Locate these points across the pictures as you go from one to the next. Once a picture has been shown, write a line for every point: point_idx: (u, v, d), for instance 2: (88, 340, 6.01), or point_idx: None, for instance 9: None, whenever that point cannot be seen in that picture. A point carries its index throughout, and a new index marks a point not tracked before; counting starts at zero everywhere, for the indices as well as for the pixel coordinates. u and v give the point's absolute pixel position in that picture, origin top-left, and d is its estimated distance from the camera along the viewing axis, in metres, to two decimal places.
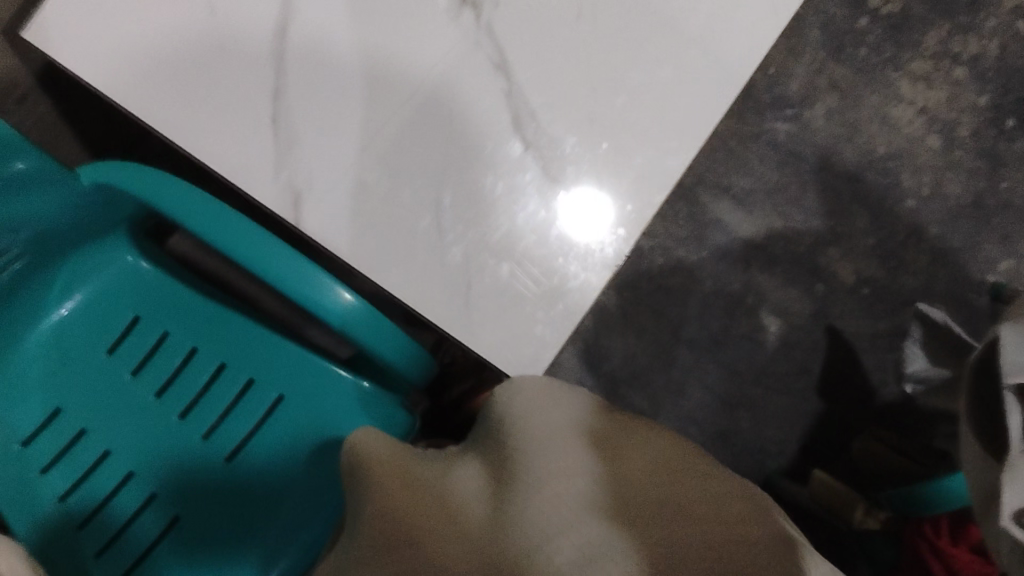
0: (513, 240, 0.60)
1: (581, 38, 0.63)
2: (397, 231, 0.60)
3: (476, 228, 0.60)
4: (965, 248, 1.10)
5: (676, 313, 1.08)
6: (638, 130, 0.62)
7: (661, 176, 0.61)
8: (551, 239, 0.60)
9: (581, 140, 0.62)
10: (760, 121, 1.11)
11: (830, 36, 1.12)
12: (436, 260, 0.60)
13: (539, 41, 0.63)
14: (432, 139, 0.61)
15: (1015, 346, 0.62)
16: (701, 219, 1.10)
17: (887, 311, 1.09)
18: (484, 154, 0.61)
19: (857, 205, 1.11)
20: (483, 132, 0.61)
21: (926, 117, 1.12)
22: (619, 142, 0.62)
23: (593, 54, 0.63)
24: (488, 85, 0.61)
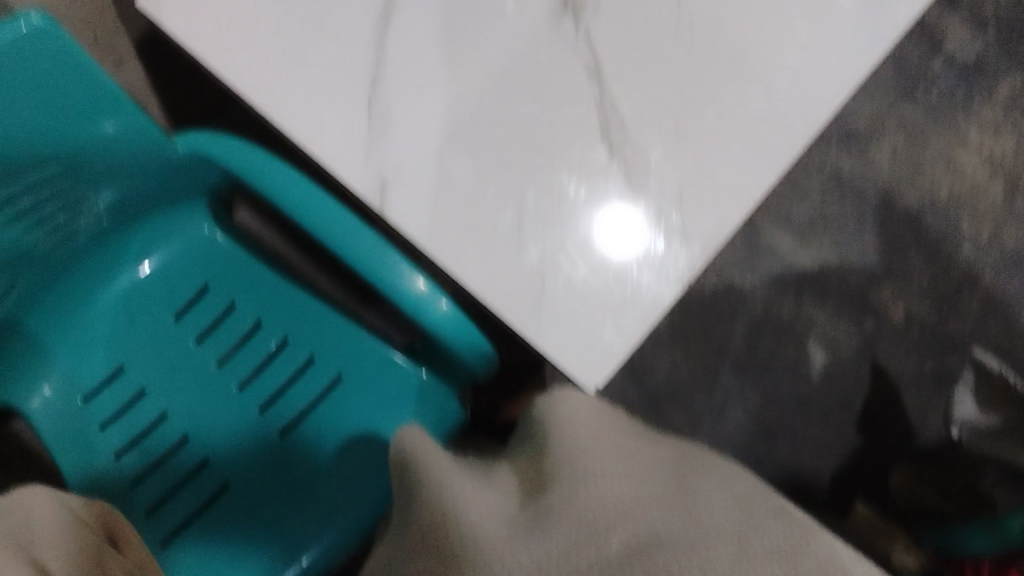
0: (591, 244, 0.61)
1: (677, 54, 0.64)
2: (476, 226, 0.60)
3: (557, 228, 0.61)
4: (1020, 297, 1.10)
5: (723, 334, 1.08)
6: (723, 150, 0.63)
7: (741, 197, 0.62)
8: (630, 247, 0.61)
9: (664, 154, 0.62)
10: (826, 152, 1.12)
11: (902, 75, 1.13)
12: (513, 257, 0.60)
13: (637, 52, 0.64)
14: (520, 136, 0.62)
15: None
16: (758, 246, 1.10)
17: (935, 352, 1.09)
18: (573, 156, 0.62)
19: (914, 245, 1.11)
20: (571, 137, 0.62)
21: (992, 164, 1.13)
22: (703, 160, 0.63)
23: (685, 71, 0.64)
24: (581, 92, 0.63)
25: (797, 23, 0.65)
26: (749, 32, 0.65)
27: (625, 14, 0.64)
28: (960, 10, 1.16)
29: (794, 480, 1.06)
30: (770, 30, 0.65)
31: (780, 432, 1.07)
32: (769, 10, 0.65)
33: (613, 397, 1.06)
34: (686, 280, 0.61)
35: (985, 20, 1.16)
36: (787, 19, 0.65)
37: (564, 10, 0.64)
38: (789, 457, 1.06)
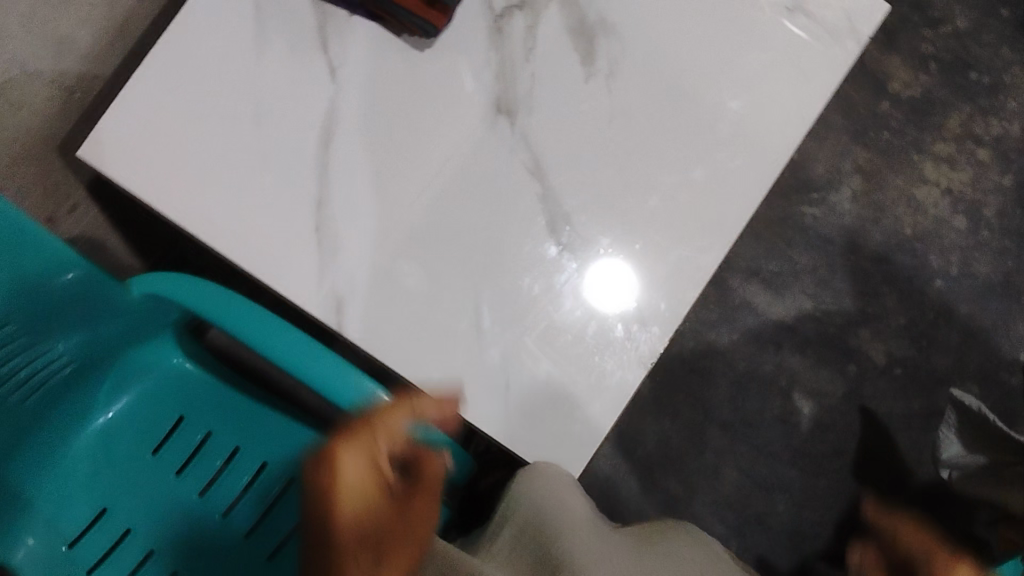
0: (551, 338, 0.61)
1: (611, 141, 0.64)
2: (435, 335, 0.61)
3: (514, 328, 0.61)
4: (999, 328, 1.04)
5: (707, 394, 1.02)
6: (669, 230, 0.63)
7: (692, 274, 0.62)
8: (587, 337, 0.61)
9: (614, 242, 0.63)
10: (786, 201, 1.06)
11: (853, 119, 1.07)
12: (475, 360, 0.61)
13: (574, 143, 0.64)
14: (467, 242, 0.62)
15: None
16: (730, 302, 1.04)
17: (925, 393, 1.02)
18: (522, 255, 0.62)
19: (886, 286, 1.05)
20: (519, 235, 0.63)
21: (951, 198, 1.06)
22: (651, 242, 0.63)
23: (622, 158, 0.64)
24: (524, 191, 0.63)
25: (730, 92, 0.64)
26: (682, 109, 0.64)
27: (558, 106, 0.65)
28: (902, 44, 1.09)
29: (796, 534, 1.00)
30: (702, 103, 0.64)
31: (776, 487, 1.01)
32: (700, 82, 0.64)
33: (605, 470, 1.00)
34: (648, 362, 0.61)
35: (929, 52, 1.09)
36: (720, 89, 0.64)
37: (497, 110, 0.64)
38: (789, 523, 1.00)
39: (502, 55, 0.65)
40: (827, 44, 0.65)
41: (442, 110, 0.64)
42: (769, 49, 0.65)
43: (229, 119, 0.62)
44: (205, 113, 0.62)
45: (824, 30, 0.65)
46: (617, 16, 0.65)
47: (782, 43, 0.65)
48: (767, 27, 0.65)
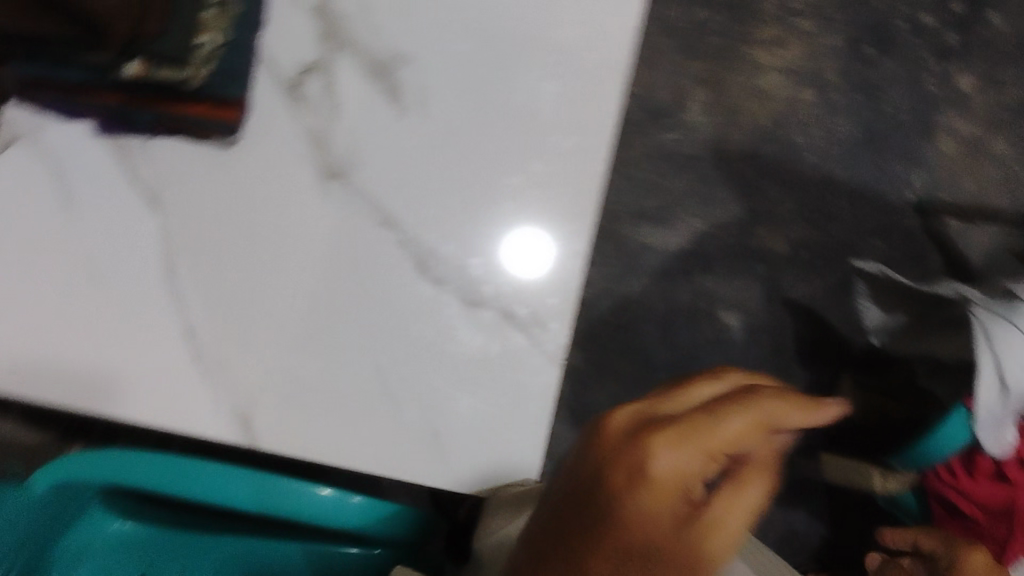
0: (460, 372, 0.62)
1: (446, 164, 0.63)
2: (351, 412, 0.61)
3: (423, 376, 0.61)
4: (880, 180, 1.05)
5: (641, 345, 1.01)
6: (532, 228, 0.63)
7: (569, 260, 0.62)
8: (491, 357, 0.62)
9: (486, 257, 0.62)
10: (644, 137, 1.03)
11: (677, 37, 1.04)
12: (397, 421, 0.61)
13: (410, 178, 0.63)
14: (348, 315, 0.61)
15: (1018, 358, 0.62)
16: (629, 250, 1.02)
17: (836, 266, 1.03)
18: (403, 304, 0.62)
19: (765, 179, 1.04)
20: (394, 287, 0.62)
21: (793, 75, 1.05)
22: (521, 246, 0.62)
23: (461, 176, 0.63)
24: (381, 242, 0.62)
25: (542, 77, 0.64)
26: (504, 109, 0.64)
27: (381, 149, 0.63)
28: None
29: None
30: (519, 95, 0.64)
31: None
32: (511, 77, 0.64)
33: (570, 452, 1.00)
34: (557, 361, 0.62)
35: None
36: (531, 78, 0.64)
37: (326, 175, 0.62)
38: None
39: (311, 121, 0.63)
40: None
41: (274, 192, 0.62)
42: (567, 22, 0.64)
43: (67, 283, 0.60)
44: (43, 285, 0.60)
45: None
46: (406, 43, 0.64)
47: (576, 12, 0.64)
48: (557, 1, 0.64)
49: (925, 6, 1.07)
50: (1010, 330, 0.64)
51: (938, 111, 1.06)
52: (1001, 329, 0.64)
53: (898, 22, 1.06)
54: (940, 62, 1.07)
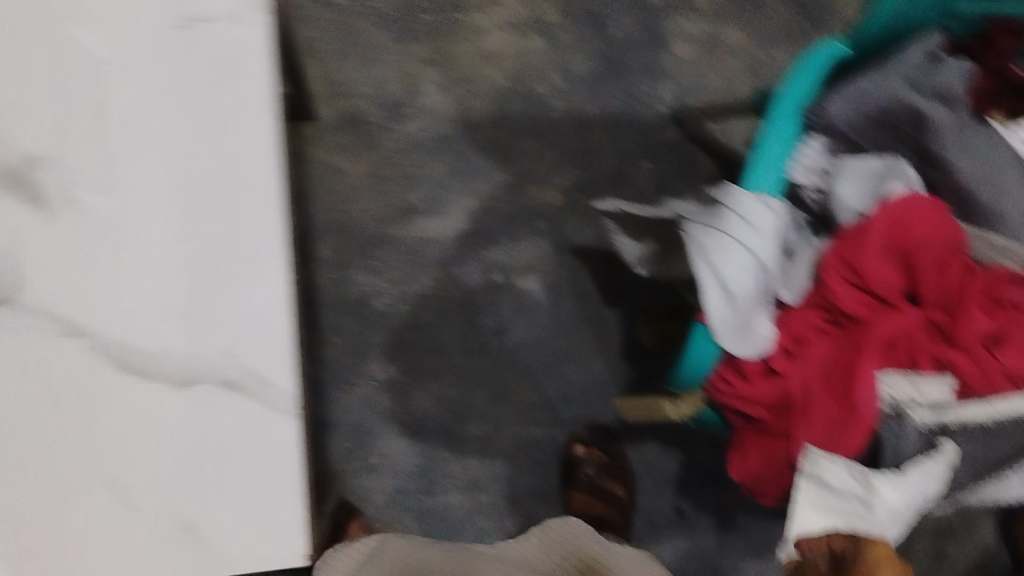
0: (178, 454, 0.47)
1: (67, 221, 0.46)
2: (73, 534, 0.47)
3: (134, 473, 0.47)
4: (631, 104, 1.03)
5: (450, 336, 1.01)
6: (210, 257, 0.47)
7: (269, 281, 0.47)
8: (223, 435, 0.47)
9: (159, 311, 0.46)
10: (390, 133, 1.00)
11: (390, 26, 1.01)
12: (132, 522, 0.48)
13: (29, 239, 0.46)
14: (29, 452, 0.46)
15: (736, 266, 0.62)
16: (409, 249, 1.00)
17: (612, 200, 1.02)
18: (75, 389, 0.46)
19: (520, 138, 1.02)
20: (53, 372, 0.46)
21: (516, 28, 1.02)
22: (201, 283, 0.47)
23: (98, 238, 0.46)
24: (14, 322, 0.46)
25: (168, 39, 0.46)
26: (136, 102, 0.46)
27: None
28: None
29: (598, 389, 1.02)
30: (135, 80, 0.46)
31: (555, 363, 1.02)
32: (130, 55, 0.46)
33: (412, 461, 0.99)
34: (298, 412, 0.48)
35: None
36: (154, 43, 0.46)
37: None
38: (588, 384, 1.02)
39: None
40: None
41: None
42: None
43: None
44: None
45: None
46: None
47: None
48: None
49: None
50: (716, 235, 0.62)
51: (668, 20, 1.04)
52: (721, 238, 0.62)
53: None
54: None
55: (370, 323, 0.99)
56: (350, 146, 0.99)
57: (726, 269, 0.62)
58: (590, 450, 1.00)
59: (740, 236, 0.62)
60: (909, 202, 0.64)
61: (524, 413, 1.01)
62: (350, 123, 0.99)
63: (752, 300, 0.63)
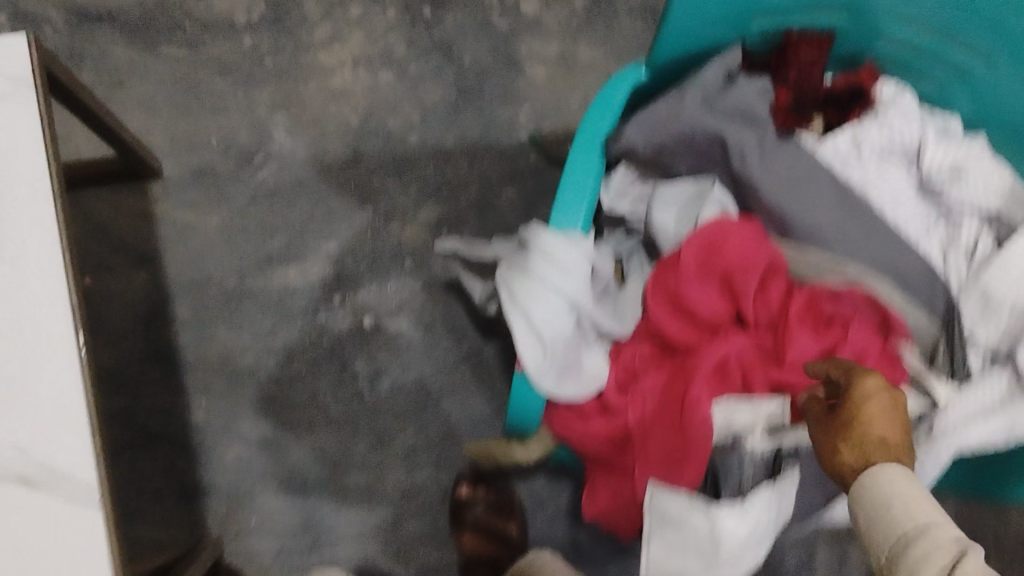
0: None
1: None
2: None
3: None
4: (489, 130, 1.00)
5: (322, 386, 0.96)
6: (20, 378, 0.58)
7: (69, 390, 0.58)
8: (35, 514, 0.56)
9: None
10: (240, 184, 0.98)
11: (233, 73, 0.99)
12: None
13: None
14: None
15: (543, 307, 0.60)
16: (273, 301, 0.97)
17: (478, 229, 0.98)
18: None
19: (377, 175, 0.99)
20: None
21: (363, 65, 1.00)
22: (16, 400, 0.58)
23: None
24: None
25: None
26: None
27: None
28: None
29: (482, 426, 0.97)
30: None
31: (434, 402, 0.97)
32: None
33: (293, 517, 0.95)
34: (99, 495, 0.56)
35: None
36: None
37: None
38: (471, 421, 0.96)
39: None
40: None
41: None
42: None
43: None
44: None
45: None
46: None
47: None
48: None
49: None
50: (525, 278, 0.61)
51: (518, 44, 1.02)
52: (523, 282, 0.61)
53: None
54: None
55: (239, 379, 0.96)
56: (199, 200, 0.97)
57: (532, 310, 0.60)
58: (474, 490, 0.95)
59: (543, 276, 0.60)
60: (723, 225, 0.62)
61: (407, 458, 0.96)
62: (198, 177, 0.97)
63: (568, 340, 0.61)
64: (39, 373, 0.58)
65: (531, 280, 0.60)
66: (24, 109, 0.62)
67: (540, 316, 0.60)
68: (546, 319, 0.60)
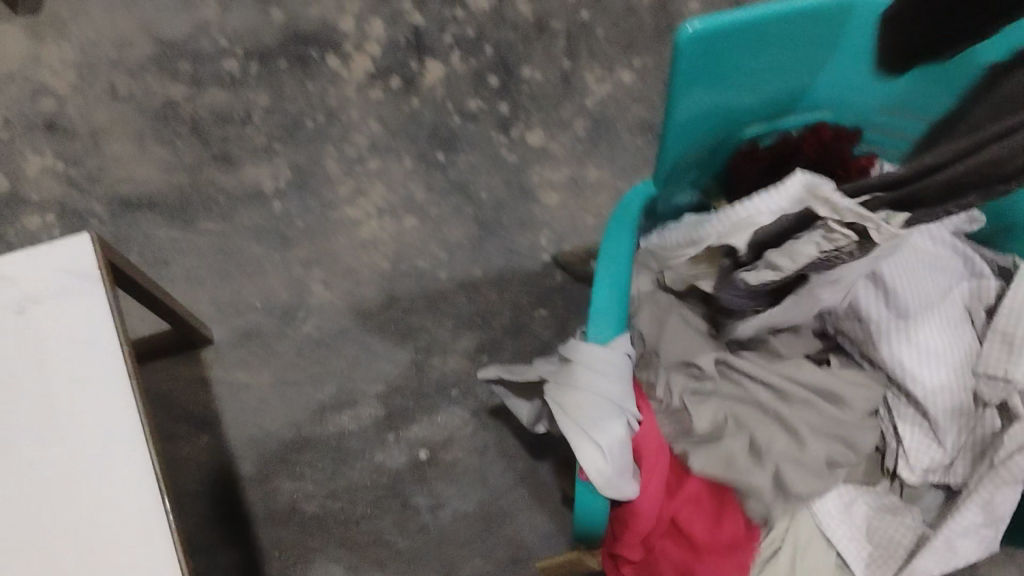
0: None
1: (7, 549, 0.60)
2: None
3: None
4: (513, 258, 1.05)
5: (387, 523, 0.98)
6: (114, 548, 0.60)
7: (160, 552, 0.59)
8: None
9: None
10: (286, 339, 1.03)
11: (267, 238, 1.05)
12: None
13: None
14: None
15: (592, 412, 0.64)
16: (329, 446, 1.00)
17: (516, 351, 1.02)
18: None
19: (415, 313, 1.04)
20: None
21: (387, 214, 1.06)
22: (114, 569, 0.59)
23: (37, 548, 0.60)
24: None
25: (55, 400, 0.63)
26: (39, 451, 0.62)
27: None
28: (242, 157, 1.07)
29: (546, 542, 0.98)
30: (40, 437, 0.62)
31: (497, 523, 0.98)
32: (33, 420, 0.63)
33: None
34: None
35: (265, 141, 1.08)
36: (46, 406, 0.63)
37: None
38: (534, 537, 0.98)
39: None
40: (60, 306, 0.66)
41: None
42: (30, 361, 0.64)
43: None
44: None
45: (52, 298, 0.66)
46: None
47: (32, 340, 0.65)
48: (8, 346, 0.65)
49: (469, 94, 1.10)
50: (580, 392, 0.65)
51: (530, 174, 1.08)
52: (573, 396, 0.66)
53: (452, 121, 1.09)
54: (506, 132, 1.09)
55: (306, 526, 0.98)
56: (251, 360, 1.02)
57: (581, 416, 0.64)
58: None
59: (589, 382, 0.65)
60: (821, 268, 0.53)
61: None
62: (246, 338, 1.03)
63: (625, 444, 0.64)
64: (130, 545, 0.60)
65: (581, 389, 0.65)
66: (91, 298, 0.66)
67: (593, 421, 0.64)
68: (597, 421, 0.64)
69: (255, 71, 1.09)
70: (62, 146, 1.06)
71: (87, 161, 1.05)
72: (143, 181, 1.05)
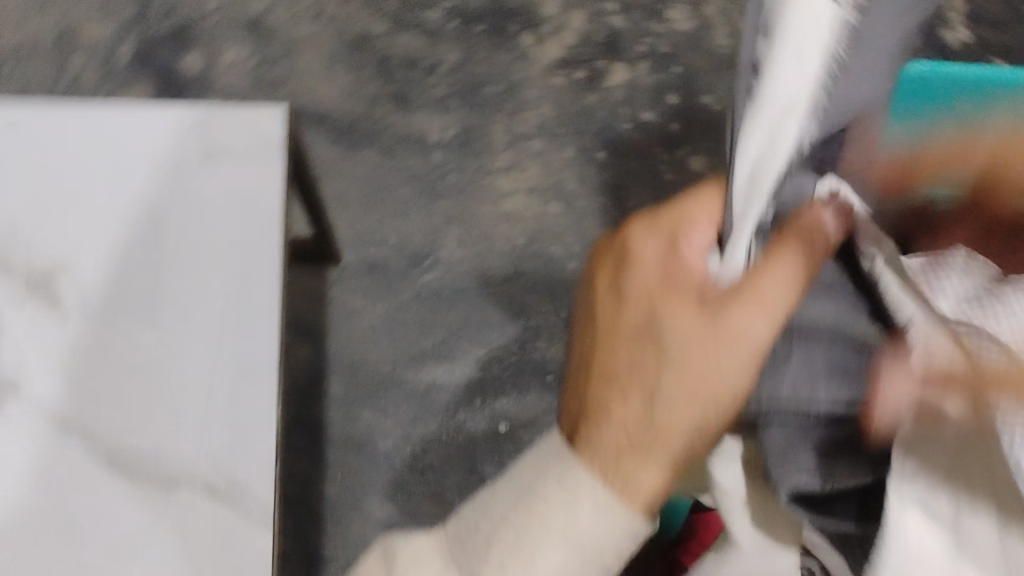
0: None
1: (133, 367, 0.65)
2: None
3: None
4: None
5: (450, 482, 0.98)
6: (222, 397, 0.63)
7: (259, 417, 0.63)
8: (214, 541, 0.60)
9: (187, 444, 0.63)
10: (408, 281, 1.06)
11: (419, 183, 1.09)
12: None
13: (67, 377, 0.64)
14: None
15: None
16: (418, 392, 1.02)
17: None
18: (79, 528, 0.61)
19: (536, 293, 1.05)
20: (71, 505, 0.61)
21: (535, 194, 1.08)
22: (219, 416, 0.63)
23: (158, 376, 0.64)
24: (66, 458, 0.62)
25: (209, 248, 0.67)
26: (184, 290, 0.67)
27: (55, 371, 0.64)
28: (418, 102, 1.12)
29: None
30: (189, 277, 0.67)
31: None
32: (186, 261, 0.67)
33: None
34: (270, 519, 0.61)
35: (442, 95, 1.12)
36: (200, 251, 0.67)
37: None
38: None
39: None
40: (238, 163, 0.70)
41: None
42: (198, 206, 0.69)
43: None
44: None
45: (234, 154, 0.70)
46: (61, 250, 0.68)
47: (206, 188, 0.69)
48: (187, 183, 0.70)
49: (646, 104, 1.11)
50: None
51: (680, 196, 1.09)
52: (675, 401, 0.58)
53: (621, 126, 1.11)
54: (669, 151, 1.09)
55: (376, 459, 1.00)
56: (370, 291, 1.05)
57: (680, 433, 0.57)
58: None
59: None
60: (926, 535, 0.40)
61: None
62: (372, 269, 1.06)
63: None
64: (235, 401, 0.63)
65: None
66: (267, 163, 0.70)
67: None
68: None
69: (454, 27, 1.15)
70: (261, 46, 1.13)
71: (278, 67, 1.13)
72: (324, 99, 1.12)
